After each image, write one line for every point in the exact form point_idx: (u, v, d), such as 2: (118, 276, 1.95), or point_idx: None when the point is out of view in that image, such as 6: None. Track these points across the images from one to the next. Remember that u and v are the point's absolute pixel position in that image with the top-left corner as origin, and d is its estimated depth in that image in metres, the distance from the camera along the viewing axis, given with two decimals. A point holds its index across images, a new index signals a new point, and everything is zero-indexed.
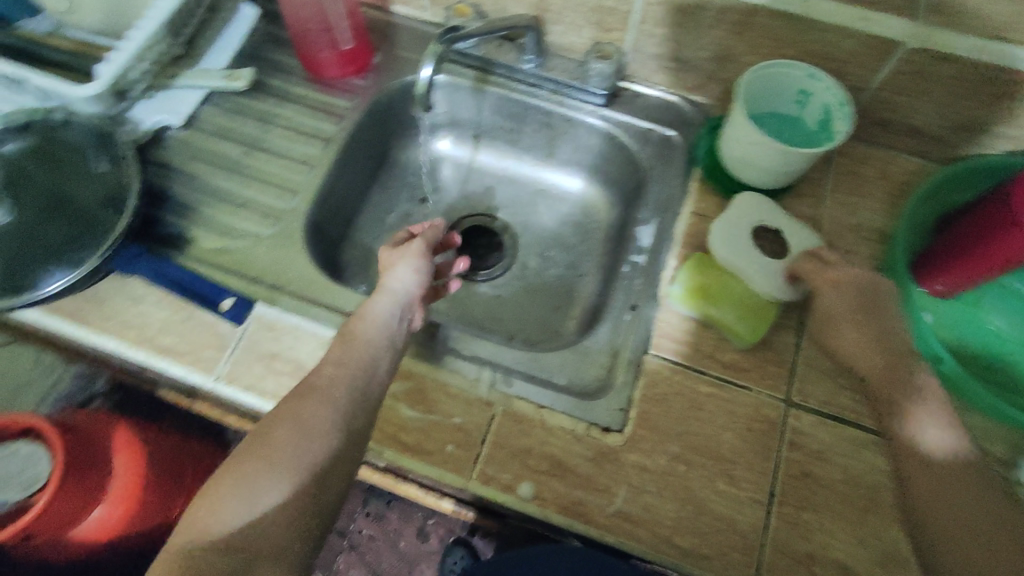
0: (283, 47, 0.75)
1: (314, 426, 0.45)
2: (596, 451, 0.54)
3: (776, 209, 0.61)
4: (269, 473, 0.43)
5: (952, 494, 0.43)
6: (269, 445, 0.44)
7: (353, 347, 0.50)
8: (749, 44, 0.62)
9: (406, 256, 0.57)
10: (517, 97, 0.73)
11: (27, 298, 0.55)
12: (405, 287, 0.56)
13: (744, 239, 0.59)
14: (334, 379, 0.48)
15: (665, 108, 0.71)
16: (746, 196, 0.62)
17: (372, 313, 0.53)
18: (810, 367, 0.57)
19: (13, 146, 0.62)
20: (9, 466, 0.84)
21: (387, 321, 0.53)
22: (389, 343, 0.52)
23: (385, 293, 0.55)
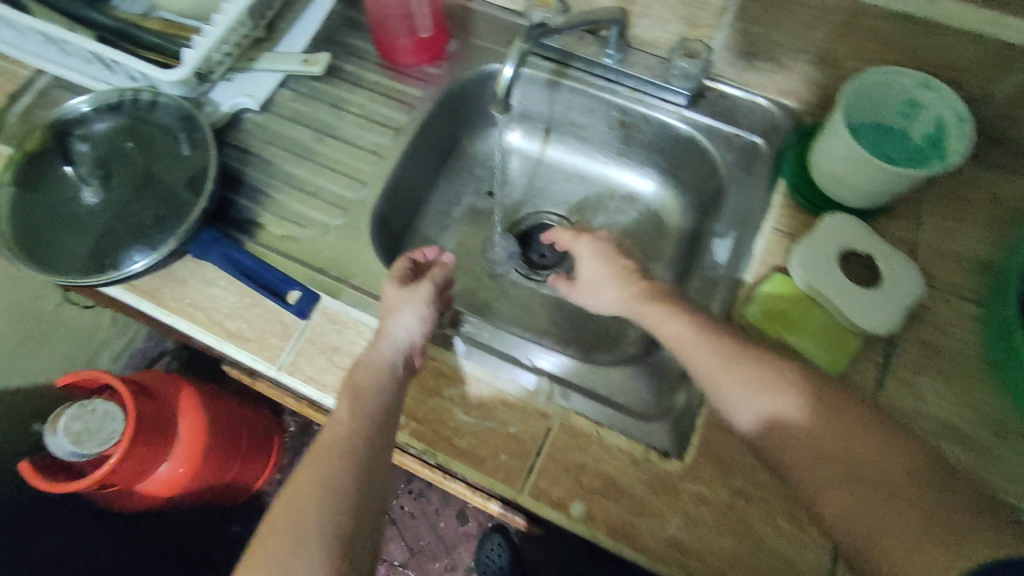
0: (360, 31, 0.75)
1: (335, 501, 0.45)
2: (652, 475, 0.52)
3: (870, 231, 0.57)
4: (298, 558, 0.42)
5: (808, 426, 0.48)
6: (292, 530, 0.43)
7: (361, 396, 0.49)
8: (857, 48, 0.57)
9: (411, 301, 0.54)
10: (594, 93, 0.69)
11: (111, 276, 0.57)
12: (408, 333, 0.53)
13: (831, 264, 0.55)
14: (348, 444, 0.47)
15: (754, 112, 0.67)
16: (837, 216, 0.57)
17: (371, 362, 0.51)
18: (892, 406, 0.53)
19: (105, 125, 0.64)
20: (87, 421, 0.87)
21: (388, 367, 0.51)
22: (394, 390, 0.51)
23: (386, 341, 0.52)
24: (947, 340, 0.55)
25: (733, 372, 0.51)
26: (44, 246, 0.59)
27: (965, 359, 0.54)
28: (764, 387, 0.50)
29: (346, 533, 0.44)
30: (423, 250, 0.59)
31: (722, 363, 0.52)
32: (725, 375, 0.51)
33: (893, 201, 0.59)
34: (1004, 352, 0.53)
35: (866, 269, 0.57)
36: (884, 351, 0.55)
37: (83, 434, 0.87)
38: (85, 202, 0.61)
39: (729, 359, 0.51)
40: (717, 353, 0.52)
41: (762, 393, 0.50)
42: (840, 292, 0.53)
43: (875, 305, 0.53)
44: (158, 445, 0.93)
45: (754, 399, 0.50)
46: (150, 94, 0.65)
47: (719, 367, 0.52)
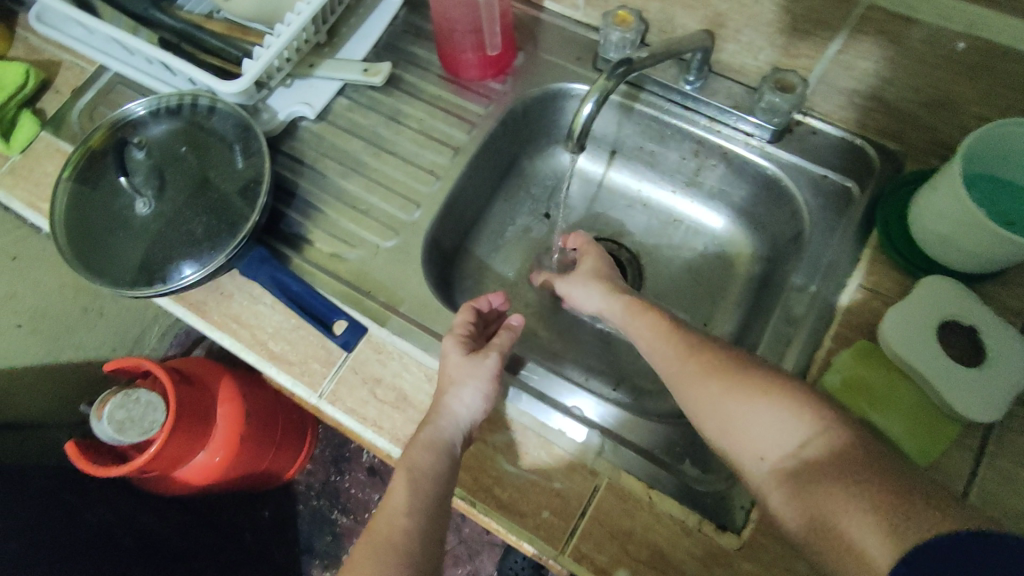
0: (423, 39, 0.72)
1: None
2: (706, 551, 0.48)
3: (976, 302, 0.50)
4: None
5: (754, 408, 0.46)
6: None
7: (417, 484, 0.48)
8: (980, 93, 0.50)
9: (478, 376, 0.51)
10: (668, 120, 0.64)
11: (159, 289, 0.56)
12: (470, 410, 0.51)
13: (929, 337, 0.49)
14: (401, 536, 0.47)
15: (846, 152, 0.61)
16: (936, 281, 0.52)
17: (430, 441, 0.49)
18: (986, 500, 0.48)
19: (162, 128, 0.63)
20: (131, 410, 0.87)
21: (446, 448, 0.49)
22: (451, 473, 0.49)
23: (447, 419, 0.50)
24: None
25: (691, 365, 0.50)
26: (96, 253, 0.58)
27: None
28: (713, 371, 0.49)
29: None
30: (488, 298, 0.58)
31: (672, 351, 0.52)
32: (679, 364, 0.51)
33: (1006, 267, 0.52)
34: None
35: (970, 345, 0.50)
36: (983, 437, 0.50)
37: (126, 423, 0.86)
38: (137, 212, 0.59)
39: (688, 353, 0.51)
40: (672, 344, 0.52)
41: (711, 378, 0.49)
42: (940, 373, 0.47)
43: (978, 391, 0.47)
44: (198, 432, 0.95)
45: (702, 385, 0.49)
46: (208, 100, 0.63)
47: (673, 355, 0.52)
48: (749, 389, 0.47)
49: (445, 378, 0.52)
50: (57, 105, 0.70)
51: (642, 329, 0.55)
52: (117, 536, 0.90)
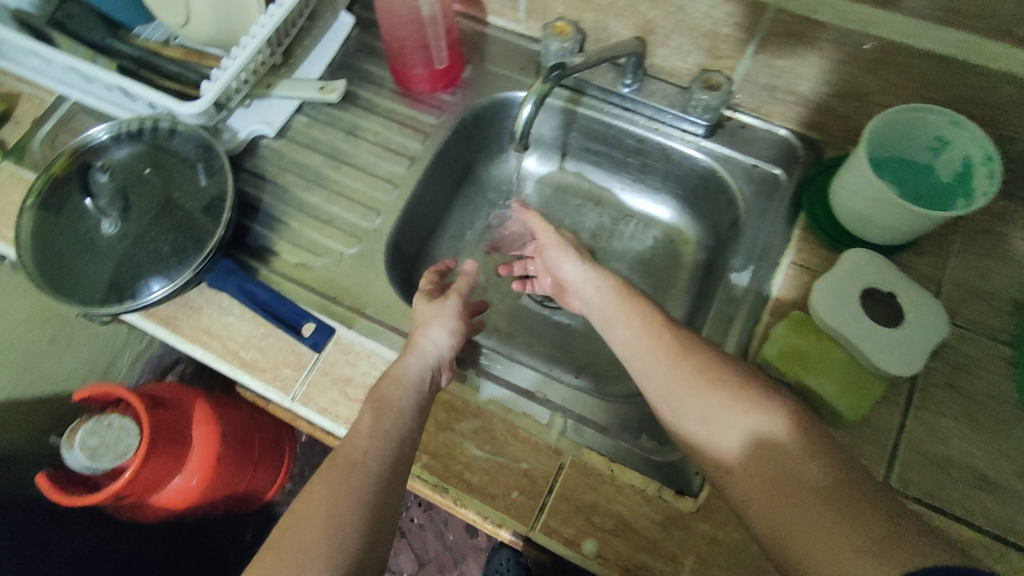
0: (376, 57, 0.75)
1: (348, 513, 0.44)
2: (665, 516, 0.52)
3: (892, 271, 0.55)
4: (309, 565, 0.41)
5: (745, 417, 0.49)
6: (302, 541, 0.42)
7: (384, 411, 0.49)
8: (881, 82, 0.56)
9: (441, 315, 0.57)
10: (610, 121, 0.69)
11: (129, 306, 0.58)
12: (440, 346, 0.55)
13: (853, 303, 0.54)
14: (365, 455, 0.47)
15: (773, 142, 0.66)
16: (857, 254, 0.56)
17: (404, 376, 0.52)
18: (913, 451, 0.52)
19: (125, 152, 0.65)
20: (103, 436, 0.88)
21: (418, 383, 0.52)
22: (419, 406, 0.51)
23: (416, 352, 0.53)
24: (976, 383, 0.54)
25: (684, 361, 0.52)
26: (65, 275, 0.59)
27: (987, 402, 0.53)
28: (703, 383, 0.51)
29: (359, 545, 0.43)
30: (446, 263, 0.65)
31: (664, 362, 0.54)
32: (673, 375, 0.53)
33: (917, 238, 0.58)
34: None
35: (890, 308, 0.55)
36: (908, 392, 0.54)
37: (99, 448, 0.88)
38: (104, 232, 0.61)
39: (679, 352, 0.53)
40: (665, 352, 0.54)
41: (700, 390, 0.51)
42: (863, 336, 0.52)
43: (899, 349, 0.52)
44: (174, 455, 0.95)
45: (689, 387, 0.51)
46: (169, 123, 0.66)
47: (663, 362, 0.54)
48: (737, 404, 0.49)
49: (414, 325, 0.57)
50: (17, 136, 0.71)
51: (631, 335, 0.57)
52: (98, 564, 0.94)
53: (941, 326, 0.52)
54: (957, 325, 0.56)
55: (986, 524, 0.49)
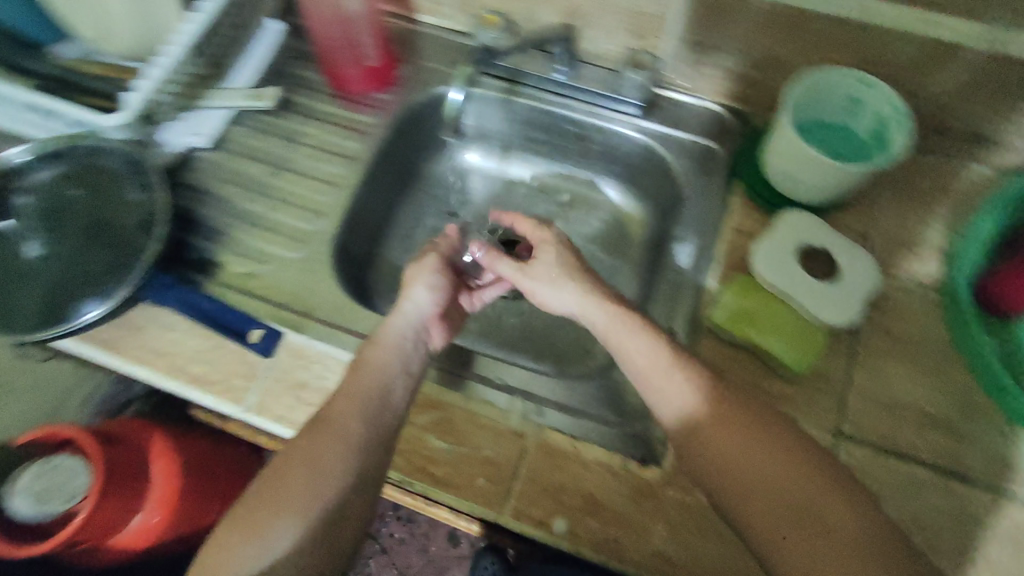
0: (308, 62, 0.74)
1: (326, 472, 0.47)
2: (633, 487, 0.52)
3: (826, 227, 0.58)
4: (280, 519, 0.45)
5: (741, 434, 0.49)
6: (280, 495, 0.46)
7: (367, 373, 0.52)
8: (796, 50, 0.58)
9: (421, 274, 0.58)
10: (546, 108, 0.70)
11: (60, 330, 0.55)
12: (422, 304, 0.57)
13: (790, 262, 0.56)
14: (347, 420, 0.49)
15: (704, 117, 0.68)
16: (793, 215, 0.58)
17: (387, 339, 0.54)
18: (862, 396, 0.54)
19: (48, 173, 0.62)
20: (51, 478, 0.85)
21: (400, 343, 0.54)
22: (403, 366, 0.53)
23: (400, 315, 0.56)
24: (910, 327, 0.56)
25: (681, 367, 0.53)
26: None
27: (924, 344, 0.56)
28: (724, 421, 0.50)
29: (331, 502, 0.47)
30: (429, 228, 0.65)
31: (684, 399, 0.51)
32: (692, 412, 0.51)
33: (846, 196, 0.60)
34: (962, 331, 0.55)
35: (826, 263, 0.58)
36: (852, 341, 0.56)
37: (45, 492, 0.84)
38: (28, 255, 0.59)
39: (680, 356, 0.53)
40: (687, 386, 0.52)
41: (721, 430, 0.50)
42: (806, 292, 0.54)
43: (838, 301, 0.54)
44: (133, 492, 0.91)
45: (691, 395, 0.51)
46: (93, 139, 0.63)
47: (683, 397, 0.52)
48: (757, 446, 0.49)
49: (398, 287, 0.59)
50: None
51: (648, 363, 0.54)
52: None
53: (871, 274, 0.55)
54: (890, 274, 0.58)
55: (931, 459, 0.51)
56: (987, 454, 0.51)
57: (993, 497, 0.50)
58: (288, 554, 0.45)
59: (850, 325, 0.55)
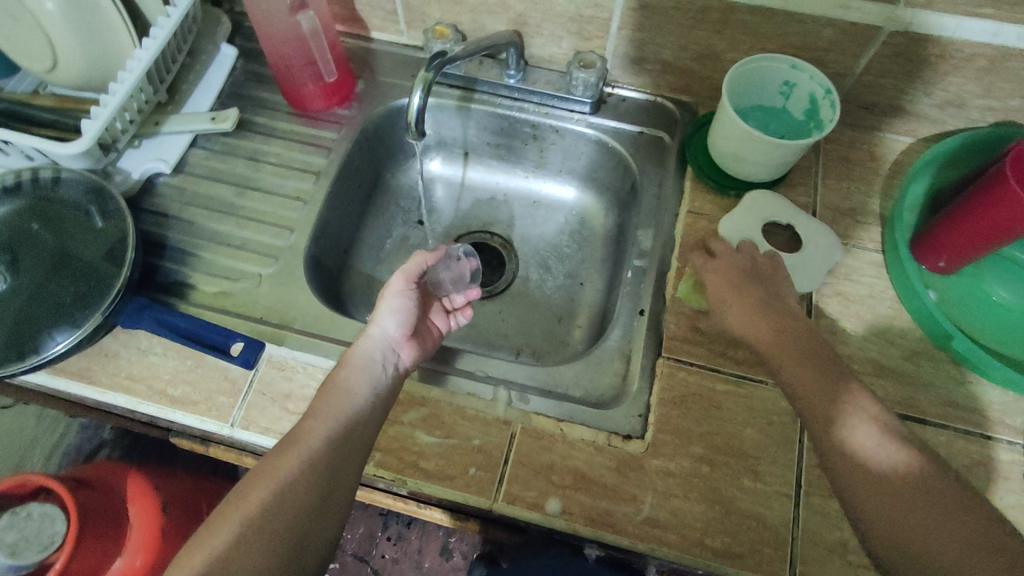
0: (266, 83, 0.76)
1: (290, 489, 0.46)
2: (618, 460, 0.54)
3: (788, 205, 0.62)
4: (237, 542, 0.43)
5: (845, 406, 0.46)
6: (243, 512, 0.44)
7: (339, 396, 0.53)
8: (729, 41, 0.63)
9: (386, 298, 0.59)
10: (503, 112, 0.73)
11: (32, 362, 0.54)
12: (388, 327, 0.58)
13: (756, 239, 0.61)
14: (314, 438, 0.50)
15: (652, 110, 0.72)
16: (757, 195, 0.63)
17: (355, 358, 0.55)
18: None
19: (5, 209, 0.61)
20: (22, 529, 0.84)
21: (367, 363, 0.55)
22: (375, 387, 0.54)
23: (368, 339, 0.57)
24: (858, 287, 0.60)
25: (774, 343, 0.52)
26: None
27: (873, 300, 0.60)
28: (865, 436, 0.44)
29: (298, 519, 0.46)
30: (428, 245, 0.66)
31: (833, 410, 0.46)
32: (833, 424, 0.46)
33: (787, 172, 0.65)
34: (903, 285, 0.59)
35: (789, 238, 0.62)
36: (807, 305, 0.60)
37: (18, 544, 0.84)
38: None
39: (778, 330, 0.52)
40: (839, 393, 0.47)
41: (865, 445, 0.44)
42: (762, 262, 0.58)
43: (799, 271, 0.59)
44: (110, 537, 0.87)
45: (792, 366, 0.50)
46: (50, 171, 0.63)
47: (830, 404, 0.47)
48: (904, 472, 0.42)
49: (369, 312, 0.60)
50: None
51: (789, 361, 0.50)
52: None
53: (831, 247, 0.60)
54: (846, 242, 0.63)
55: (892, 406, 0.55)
56: (941, 396, 0.55)
57: (949, 435, 0.54)
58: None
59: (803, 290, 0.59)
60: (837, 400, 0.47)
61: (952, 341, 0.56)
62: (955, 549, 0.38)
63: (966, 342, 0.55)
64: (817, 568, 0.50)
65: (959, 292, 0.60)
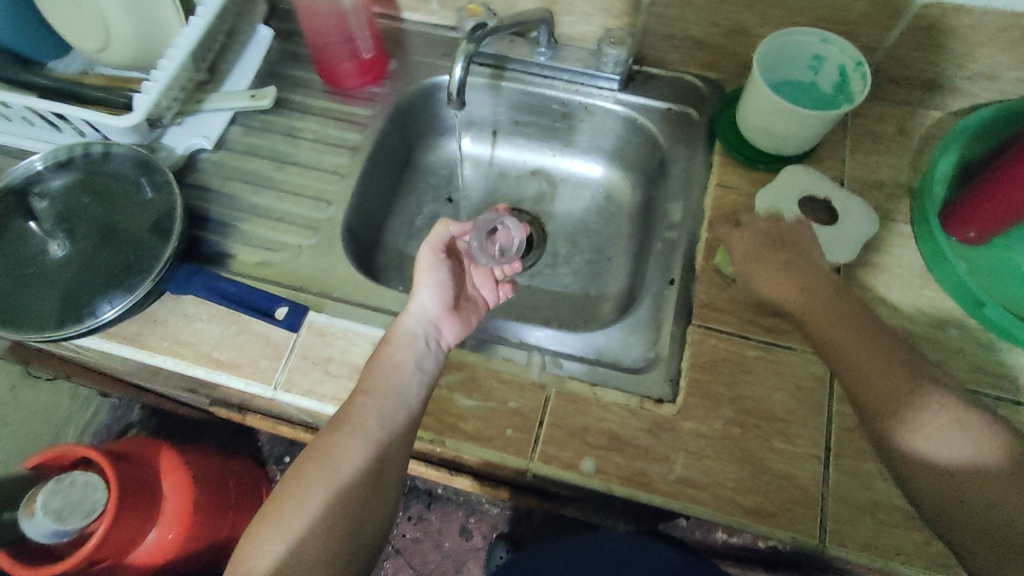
0: (301, 63, 0.77)
1: (343, 469, 0.51)
2: (652, 422, 0.55)
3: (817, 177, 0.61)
4: (302, 514, 0.49)
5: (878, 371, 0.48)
6: (303, 492, 0.50)
7: (388, 375, 0.54)
8: (759, 15, 0.64)
9: (421, 277, 0.60)
10: (533, 90, 0.74)
11: (87, 326, 0.57)
12: (428, 303, 0.59)
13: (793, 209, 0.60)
14: (366, 418, 0.53)
15: (680, 86, 0.73)
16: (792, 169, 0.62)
17: (400, 334, 0.57)
18: None
19: (60, 181, 0.64)
20: (67, 495, 0.82)
21: (411, 339, 0.57)
22: (417, 363, 0.56)
23: (412, 315, 0.58)
24: (887, 258, 0.61)
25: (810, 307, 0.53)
26: (13, 308, 0.57)
27: (904, 272, 0.60)
28: (909, 425, 0.45)
29: (353, 496, 0.51)
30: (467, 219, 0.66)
31: (879, 400, 0.47)
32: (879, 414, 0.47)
33: (816, 145, 0.66)
34: (933, 254, 0.60)
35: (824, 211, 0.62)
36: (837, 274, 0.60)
37: (64, 509, 0.81)
38: (52, 256, 0.60)
39: (810, 296, 0.53)
40: (889, 381, 0.47)
41: (911, 434, 0.45)
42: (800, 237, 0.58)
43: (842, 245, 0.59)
44: (147, 508, 0.91)
45: (822, 335, 0.51)
46: (101, 146, 0.65)
47: (876, 392, 0.47)
48: (955, 460, 0.44)
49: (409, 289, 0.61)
50: None
51: (835, 344, 0.50)
52: None
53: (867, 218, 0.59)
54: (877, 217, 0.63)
55: None
56: (972, 362, 0.56)
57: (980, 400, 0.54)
58: (310, 542, 0.48)
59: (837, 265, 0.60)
60: (885, 386, 0.47)
61: (983, 308, 0.57)
62: (1001, 501, 0.42)
63: (997, 309, 0.56)
64: (848, 527, 0.51)
65: (990, 262, 0.60)
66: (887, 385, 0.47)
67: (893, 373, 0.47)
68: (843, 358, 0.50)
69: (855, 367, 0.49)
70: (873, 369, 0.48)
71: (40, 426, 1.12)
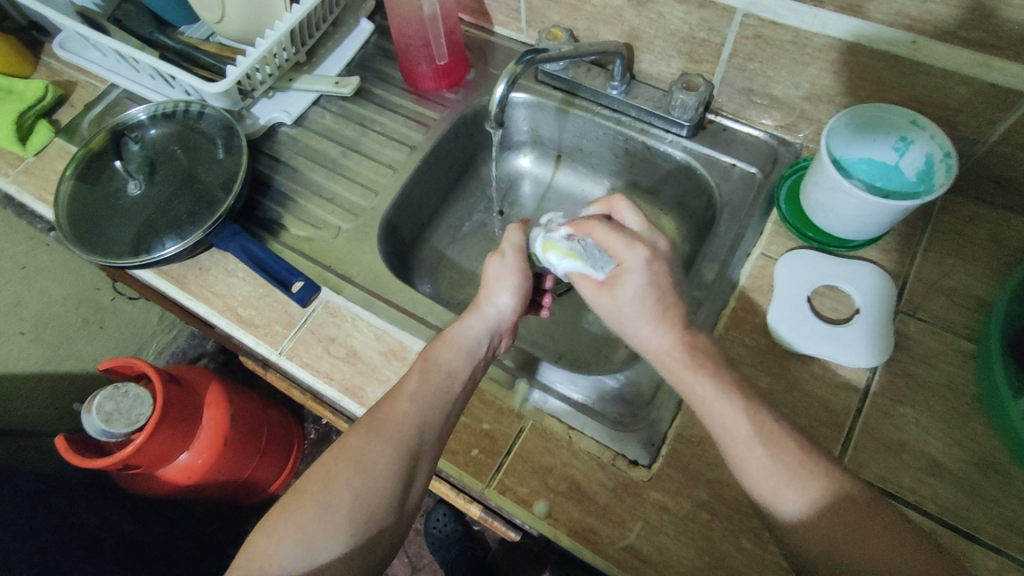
0: (390, 59, 0.82)
1: (368, 476, 0.46)
2: (617, 482, 0.53)
3: (847, 272, 0.60)
4: (327, 523, 0.44)
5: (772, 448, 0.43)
6: (327, 494, 0.45)
7: (432, 382, 0.51)
8: (844, 85, 0.59)
9: (505, 276, 0.58)
10: (599, 121, 0.74)
11: (144, 260, 0.63)
12: (502, 310, 0.57)
13: (801, 296, 0.59)
14: (405, 424, 0.48)
15: (752, 144, 0.70)
16: (813, 255, 0.61)
17: (461, 338, 0.54)
18: (880, 414, 0.53)
19: (160, 131, 0.73)
20: (119, 402, 0.87)
21: (473, 347, 0.54)
22: (468, 370, 0.53)
23: (479, 317, 0.56)
24: (933, 373, 0.54)
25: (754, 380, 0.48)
26: (93, 232, 0.66)
27: (951, 398, 0.53)
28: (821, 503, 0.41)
29: (379, 504, 0.45)
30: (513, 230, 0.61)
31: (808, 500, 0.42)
32: (817, 520, 0.41)
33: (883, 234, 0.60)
34: (986, 385, 0.52)
35: (841, 303, 0.59)
36: (868, 379, 0.55)
37: (113, 414, 0.86)
38: (130, 192, 0.68)
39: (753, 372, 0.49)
40: (817, 471, 0.42)
41: (857, 539, 0.40)
42: (801, 327, 0.57)
43: (853, 350, 0.55)
44: (183, 432, 0.95)
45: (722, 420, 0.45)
46: (198, 106, 0.73)
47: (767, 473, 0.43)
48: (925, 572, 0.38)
49: (481, 284, 0.58)
50: (70, 118, 0.79)
51: (743, 437, 0.44)
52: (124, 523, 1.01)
53: (889, 338, 0.55)
54: (900, 310, 0.58)
55: (937, 512, 0.49)
56: (1003, 518, 0.48)
57: (1000, 563, 0.47)
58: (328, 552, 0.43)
59: (851, 370, 0.55)
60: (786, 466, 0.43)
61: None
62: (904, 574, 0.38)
63: None
64: None
65: None
66: (791, 464, 0.42)
67: (803, 456, 0.43)
68: (752, 462, 0.43)
69: (767, 478, 0.43)
70: (780, 447, 0.43)
71: (129, 337, 1.28)
